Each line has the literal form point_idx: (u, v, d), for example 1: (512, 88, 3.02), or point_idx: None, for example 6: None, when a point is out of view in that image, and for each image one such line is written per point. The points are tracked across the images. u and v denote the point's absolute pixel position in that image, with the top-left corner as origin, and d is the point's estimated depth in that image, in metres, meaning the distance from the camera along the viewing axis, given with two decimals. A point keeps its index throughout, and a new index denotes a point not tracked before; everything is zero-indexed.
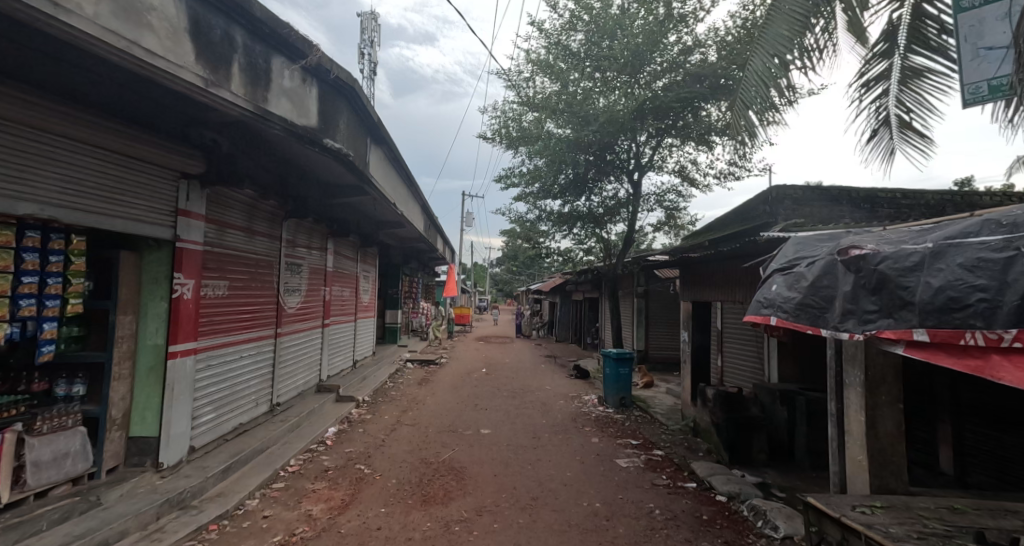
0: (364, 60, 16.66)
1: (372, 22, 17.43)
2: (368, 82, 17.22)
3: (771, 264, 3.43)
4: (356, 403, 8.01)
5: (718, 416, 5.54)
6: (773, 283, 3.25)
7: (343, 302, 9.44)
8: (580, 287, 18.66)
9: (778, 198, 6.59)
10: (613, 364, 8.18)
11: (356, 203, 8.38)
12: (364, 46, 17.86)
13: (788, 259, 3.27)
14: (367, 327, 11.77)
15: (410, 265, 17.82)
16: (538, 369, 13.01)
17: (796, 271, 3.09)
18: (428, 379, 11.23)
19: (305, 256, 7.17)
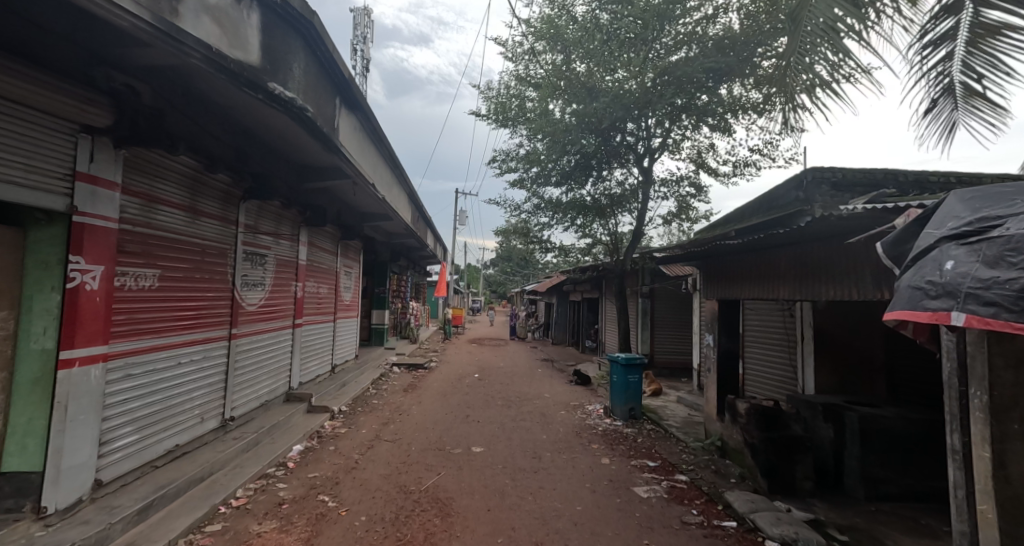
0: (355, 54, 15.85)
1: (365, 18, 16.64)
2: (359, 75, 16.39)
3: (931, 227, 2.36)
4: (331, 414, 7.05)
5: (753, 435, 4.69)
6: (946, 256, 2.17)
7: (320, 300, 8.48)
8: (577, 287, 17.85)
9: (815, 182, 5.80)
10: (622, 371, 7.31)
11: (334, 187, 7.47)
12: (356, 42, 17.01)
13: (974, 220, 2.19)
14: (349, 329, 10.80)
15: (399, 263, 16.90)
16: (534, 374, 12.12)
17: (1005, 238, 2.00)
18: (415, 385, 10.30)
19: (271, 245, 6.23)
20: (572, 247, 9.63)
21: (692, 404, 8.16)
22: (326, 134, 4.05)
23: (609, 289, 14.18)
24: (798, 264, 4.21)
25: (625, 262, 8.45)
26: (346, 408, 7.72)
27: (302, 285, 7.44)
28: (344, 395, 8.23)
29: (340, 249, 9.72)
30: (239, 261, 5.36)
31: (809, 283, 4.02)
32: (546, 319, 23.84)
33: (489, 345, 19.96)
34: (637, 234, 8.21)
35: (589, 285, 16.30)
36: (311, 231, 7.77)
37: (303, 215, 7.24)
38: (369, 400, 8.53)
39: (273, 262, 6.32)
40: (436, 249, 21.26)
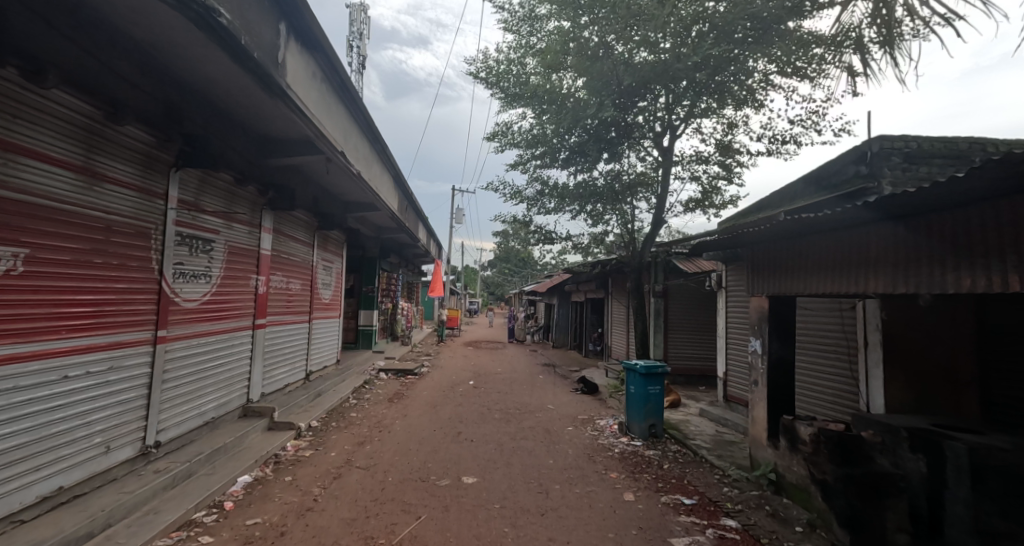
0: (351, 48, 15.03)
1: (360, 15, 15.77)
2: (352, 67, 15.45)
3: None
4: (297, 432, 5.96)
5: (825, 470, 3.62)
6: None
7: (290, 297, 7.40)
8: (580, 287, 16.80)
9: (885, 153, 4.74)
10: (641, 382, 6.32)
11: (305, 164, 6.41)
12: (351, 38, 16.10)
13: None
14: (329, 330, 9.72)
15: (389, 261, 15.81)
16: (536, 382, 11.04)
17: None
18: (402, 394, 9.20)
19: (219, 229, 5.16)
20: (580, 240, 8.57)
21: (718, 419, 7.09)
22: (259, 63, 3.01)
23: (617, 288, 13.11)
24: (851, 247, 3.56)
25: (641, 255, 7.39)
26: (318, 424, 6.62)
27: (264, 279, 6.36)
28: (317, 408, 7.13)
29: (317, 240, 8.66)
30: (171, 245, 4.29)
31: (874, 265, 3.34)
32: (546, 321, 22.79)
33: (486, 348, 18.86)
34: (658, 222, 7.14)
35: (593, 284, 15.25)
36: (278, 216, 6.71)
37: (267, 196, 6.17)
38: (347, 413, 7.44)
39: (222, 250, 5.25)
40: (431, 247, 20.20)
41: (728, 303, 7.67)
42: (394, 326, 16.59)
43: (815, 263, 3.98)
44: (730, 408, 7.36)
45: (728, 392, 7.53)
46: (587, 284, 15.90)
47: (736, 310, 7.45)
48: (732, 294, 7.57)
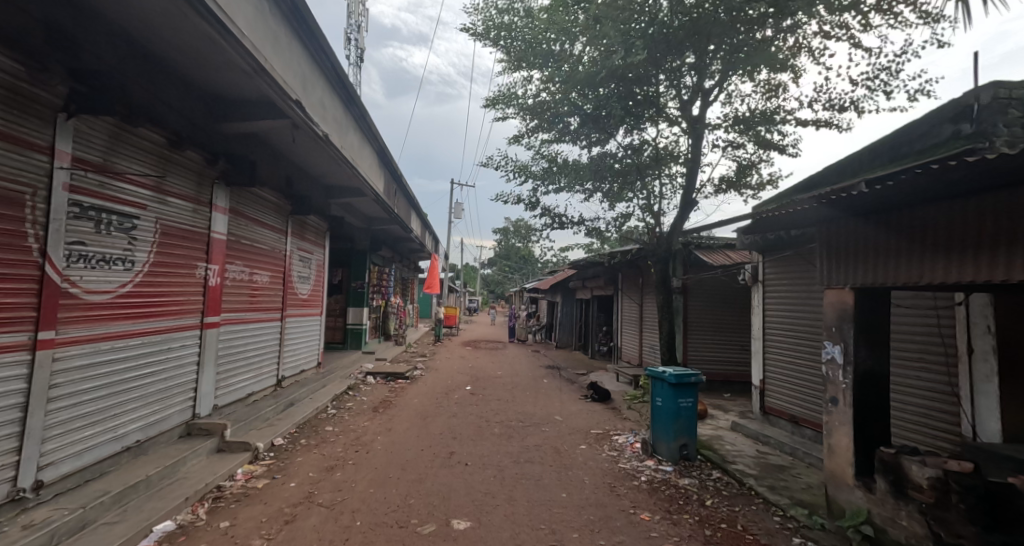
0: (348, 33, 14.09)
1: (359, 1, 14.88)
2: (350, 54, 14.54)
3: None
4: (252, 454, 4.91)
5: (961, 533, 2.54)
6: None
7: (255, 291, 6.36)
8: (586, 284, 15.78)
9: (999, 104, 3.67)
10: (668, 394, 5.29)
11: (266, 131, 5.35)
12: (350, 30, 15.22)
13: None
14: (308, 330, 8.64)
15: (381, 254, 14.76)
16: (540, 387, 9.98)
17: None
18: (389, 403, 8.14)
19: (148, 203, 4.10)
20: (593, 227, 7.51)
21: (757, 437, 6.02)
22: None
23: (628, 284, 12.06)
24: (994, 215, 2.61)
25: (665, 242, 6.35)
26: (282, 442, 5.55)
27: (217, 269, 5.30)
28: (283, 423, 6.06)
29: (292, 228, 7.61)
30: (61, 217, 3.21)
31: (995, 242, 2.59)
32: (548, 320, 21.75)
33: (485, 348, 17.81)
34: (687, 205, 6.07)
35: (600, 281, 14.23)
36: (236, 195, 5.66)
37: (219, 168, 5.10)
38: (321, 428, 6.37)
39: (153, 229, 4.20)
40: (428, 241, 19.19)
41: (765, 300, 6.58)
42: (388, 325, 15.63)
43: (868, 243, 3.43)
44: (770, 422, 6.29)
45: (766, 403, 6.44)
46: (594, 280, 14.88)
47: (776, 307, 6.37)
48: (771, 290, 6.49)
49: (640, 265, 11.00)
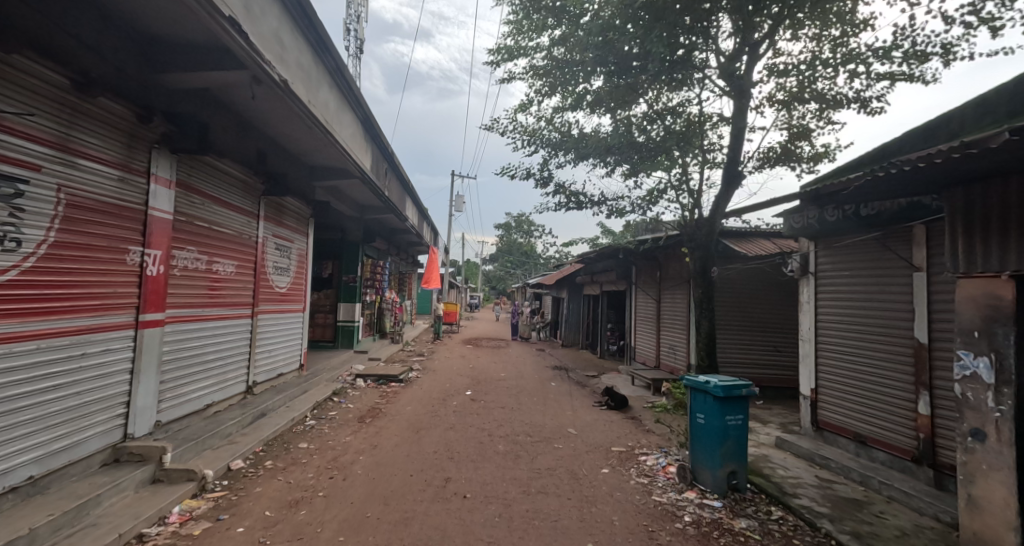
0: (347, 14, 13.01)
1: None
2: (348, 35, 13.50)
3: None
4: (198, 485, 3.95)
5: None
6: None
7: (216, 282, 5.39)
8: (596, 278, 14.77)
9: None
10: (710, 411, 4.34)
11: (219, 85, 4.36)
12: (349, 21, 14.08)
13: None
14: (287, 328, 7.67)
15: (375, 245, 13.74)
16: (547, 392, 9.03)
17: None
18: (378, 413, 7.18)
19: (44, 163, 3.12)
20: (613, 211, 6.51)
21: (812, 459, 5.02)
22: None
23: (644, 279, 11.07)
24: None
25: (703, 225, 5.36)
26: (241, 466, 4.58)
27: (158, 256, 4.30)
28: (245, 440, 5.09)
29: (266, 210, 6.63)
30: None
31: None
32: (553, 317, 20.76)
33: (487, 347, 16.84)
34: (730, 179, 5.06)
35: (612, 276, 13.23)
36: (186, 165, 4.68)
37: (158, 127, 4.12)
38: (292, 445, 5.39)
39: (56, 198, 3.23)
40: (427, 233, 18.17)
41: (816, 295, 5.57)
42: (383, 324, 14.76)
43: None
44: (824, 441, 5.29)
45: (818, 417, 5.42)
46: (605, 275, 13.88)
47: (831, 303, 5.35)
48: (823, 283, 5.48)
49: (662, 255, 10.03)
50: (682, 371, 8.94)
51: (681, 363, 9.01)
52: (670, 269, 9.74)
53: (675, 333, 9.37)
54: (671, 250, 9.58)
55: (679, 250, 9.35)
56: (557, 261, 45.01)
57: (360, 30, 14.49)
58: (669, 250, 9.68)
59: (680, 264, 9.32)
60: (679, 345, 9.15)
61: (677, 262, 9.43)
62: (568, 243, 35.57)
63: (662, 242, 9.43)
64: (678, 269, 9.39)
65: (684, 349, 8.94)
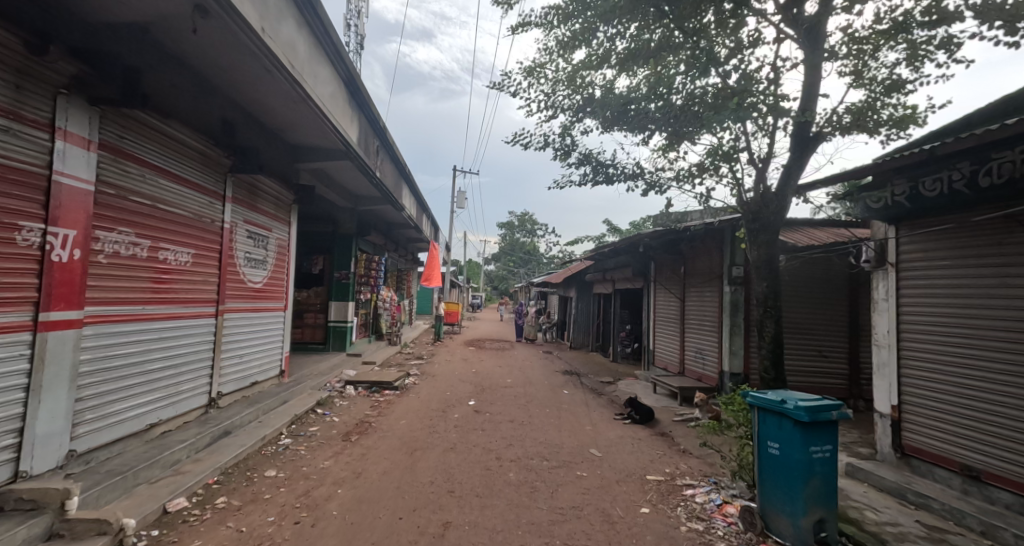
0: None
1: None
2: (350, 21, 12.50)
3: None
4: (113, 541, 2.93)
5: None
6: None
7: (162, 273, 4.39)
8: (608, 276, 13.78)
9: None
10: (787, 437, 3.30)
11: (155, 21, 3.37)
12: (350, 18, 12.99)
13: None
14: (263, 329, 6.68)
15: (371, 239, 12.76)
16: (561, 402, 8.04)
17: None
18: (368, 429, 6.18)
19: None
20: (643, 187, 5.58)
21: (904, 496, 3.98)
22: None
23: (665, 275, 10.07)
24: None
25: (770, 201, 4.42)
26: (182, 508, 3.57)
27: (72, 238, 3.31)
28: (194, 470, 4.09)
29: (233, 190, 5.63)
30: None
31: None
32: (561, 317, 19.78)
33: (491, 349, 15.87)
34: (802, 145, 4.12)
35: (627, 272, 12.23)
36: (116, 124, 3.70)
37: (63, 63, 3.11)
38: (256, 474, 4.39)
39: None
40: (428, 228, 17.22)
41: (897, 289, 4.52)
42: (381, 326, 13.96)
43: None
44: (915, 471, 4.25)
45: (903, 441, 4.39)
46: (618, 271, 12.90)
47: (921, 300, 4.30)
48: (906, 273, 4.44)
49: (687, 248, 9.05)
50: (713, 378, 7.93)
51: (711, 370, 8.01)
52: (696, 263, 8.76)
53: (703, 335, 8.38)
54: (697, 240, 8.60)
55: (707, 241, 8.36)
56: (561, 259, 44.00)
57: (360, 24, 13.44)
58: (695, 240, 8.71)
59: (708, 258, 8.33)
60: (709, 349, 8.15)
61: (705, 256, 8.46)
62: (574, 240, 34.61)
63: (688, 233, 8.44)
64: (707, 263, 8.39)
65: (715, 354, 7.95)
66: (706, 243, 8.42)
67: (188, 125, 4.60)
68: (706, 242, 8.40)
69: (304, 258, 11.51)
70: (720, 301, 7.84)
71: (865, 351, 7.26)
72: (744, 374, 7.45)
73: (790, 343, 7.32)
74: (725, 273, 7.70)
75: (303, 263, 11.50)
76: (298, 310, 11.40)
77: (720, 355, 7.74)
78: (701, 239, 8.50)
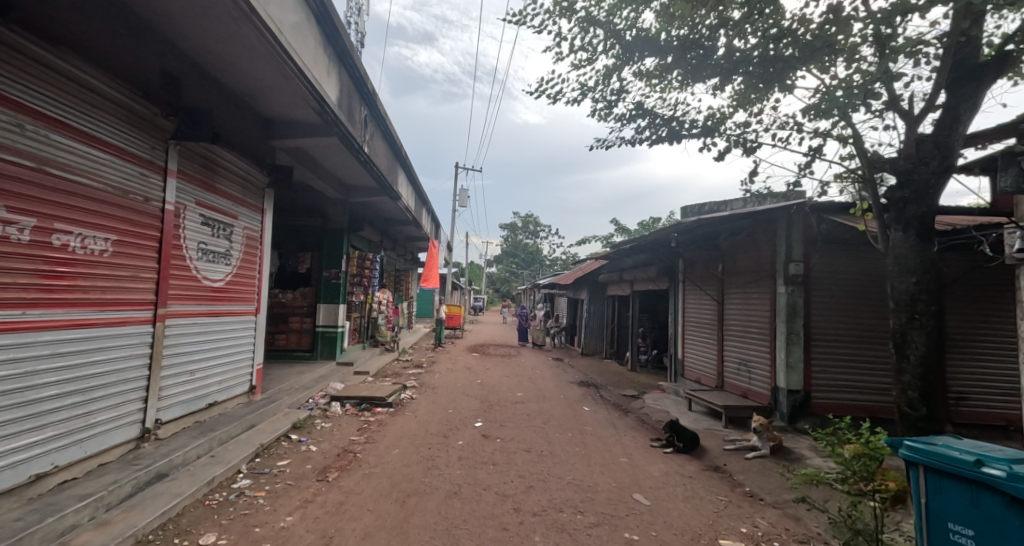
0: None
1: None
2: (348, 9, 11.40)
3: None
4: None
5: None
6: None
7: (57, 263, 3.19)
8: (625, 277, 12.63)
9: None
10: (980, 514, 2.09)
11: None
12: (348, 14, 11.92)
13: None
14: (226, 338, 5.48)
15: (365, 235, 11.58)
16: (583, 424, 6.83)
17: None
18: (350, 463, 4.98)
19: None
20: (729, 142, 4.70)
21: None
22: None
23: (697, 275, 8.89)
24: None
25: (930, 155, 3.73)
26: None
27: None
28: (89, 543, 2.84)
29: (179, 162, 4.44)
30: None
31: None
32: (569, 321, 18.61)
33: (497, 355, 14.66)
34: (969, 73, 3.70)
35: (649, 273, 11.06)
36: None
37: None
38: (184, 542, 3.17)
39: None
40: (429, 226, 16.12)
41: None
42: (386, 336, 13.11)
43: None
44: None
45: None
46: (638, 271, 11.76)
47: None
48: None
49: (725, 242, 7.88)
50: (764, 395, 6.71)
51: (762, 385, 6.80)
52: (736, 260, 7.59)
53: (750, 343, 7.16)
54: (738, 232, 7.44)
55: (752, 233, 7.19)
56: (566, 261, 42.82)
57: (359, 20, 12.45)
58: (735, 233, 7.54)
59: (753, 254, 7.16)
60: (757, 361, 6.94)
61: (748, 252, 7.29)
62: (581, 240, 33.50)
63: (729, 225, 7.28)
64: (751, 260, 7.20)
65: (766, 366, 6.73)
66: (750, 237, 7.25)
67: (99, 62, 3.41)
68: (750, 236, 7.22)
69: (289, 256, 10.37)
70: (771, 304, 6.64)
71: (954, 365, 6.01)
72: (805, 391, 6.23)
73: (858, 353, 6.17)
74: (778, 270, 6.51)
75: (289, 260, 10.36)
76: (282, 314, 10.23)
77: (774, 368, 6.53)
78: (743, 232, 7.34)
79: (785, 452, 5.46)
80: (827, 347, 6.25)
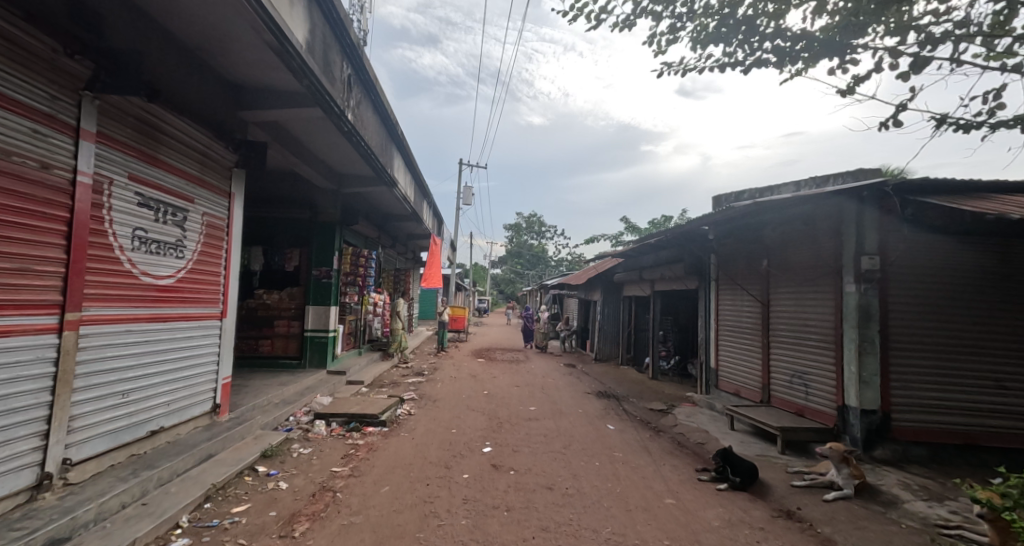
0: None
1: None
2: None
3: None
4: None
5: None
6: None
7: None
8: (645, 276, 11.55)
9: None
10: None
11: None
12: None
13: None
14: (176, 348, 4.44)
15: (360, 230, 10.56)
16: (611, 450, 5.76)
17: None
18: (326, 507, 3.93)
19: None
20: (874, 71, 3.64)
21: None
22: None
23: (735, 273, 7.80)
24: None
25: None
26: None
27: None
28: None
29: (100, 122, 3.41)
30: None
31: None
32: (580, 324, 17.53)
33: (504, 361, 13.60)
34: None
35: (674, 271, 9.98)
36: None
37: None
38: None
39: None
40: (432, 222, 15.09)
41: None
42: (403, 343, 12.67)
43: None
44: None
45: None
46: (661, 270, 10.70)
47: None
48: None
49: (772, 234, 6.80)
50: (828, 415, 5.62)
51: (825, 402, 5.70)
52: (787, 254, 6.50)
53: (807, 352, 6.06)
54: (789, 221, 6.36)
55: (807, 222, 6.12)
56: (573, 261, 41.70)
57: None
58: (785, 222, 6.46)
59: (810, 246, 6.07)
60: (817, 373, 5.86)
61: (802, 244, 6.21)
62: (589, 239, 32.38)
63: (779, 213, 6.21)
64: (807, 254, 6.11)
65: (830, 380, 5.63)
66: (805, 226, 6.17)
67: None
68: (805, 225, 6.15)
69: (275, 252, 9.32)
70: (836, 305, 5.56)
71: None
72: (883, 411, 5.14)
73: (948, 363, 5.11)
74: (845, 264, 5.42)
75: (274, 257, 9.30)
76: (267, 317, 9.19)
77: (841, 382, 5.43)
78: (796, 220, 6.27)
79: (873, 491, 4.35)
80: (909, 358, 5.16)
